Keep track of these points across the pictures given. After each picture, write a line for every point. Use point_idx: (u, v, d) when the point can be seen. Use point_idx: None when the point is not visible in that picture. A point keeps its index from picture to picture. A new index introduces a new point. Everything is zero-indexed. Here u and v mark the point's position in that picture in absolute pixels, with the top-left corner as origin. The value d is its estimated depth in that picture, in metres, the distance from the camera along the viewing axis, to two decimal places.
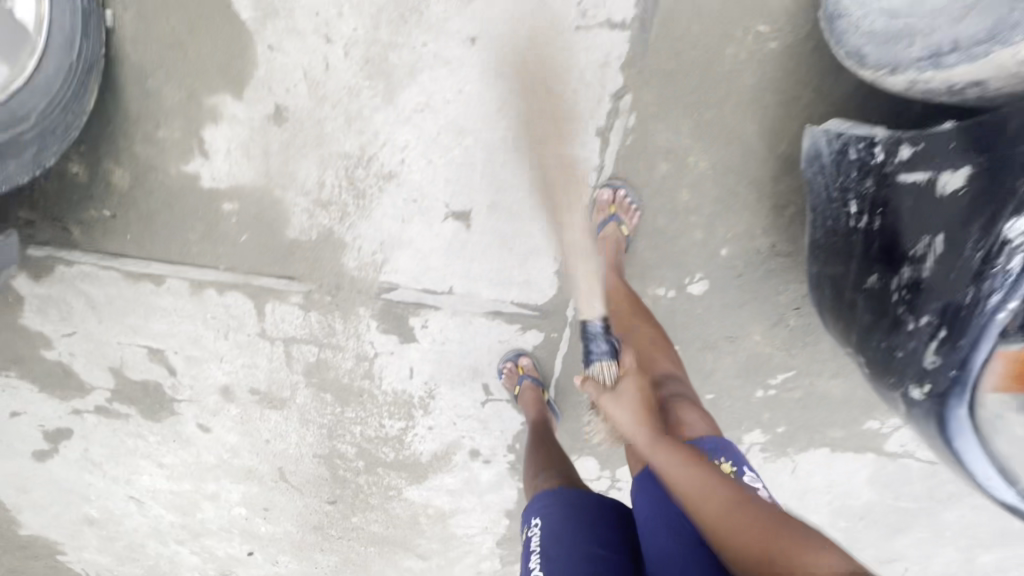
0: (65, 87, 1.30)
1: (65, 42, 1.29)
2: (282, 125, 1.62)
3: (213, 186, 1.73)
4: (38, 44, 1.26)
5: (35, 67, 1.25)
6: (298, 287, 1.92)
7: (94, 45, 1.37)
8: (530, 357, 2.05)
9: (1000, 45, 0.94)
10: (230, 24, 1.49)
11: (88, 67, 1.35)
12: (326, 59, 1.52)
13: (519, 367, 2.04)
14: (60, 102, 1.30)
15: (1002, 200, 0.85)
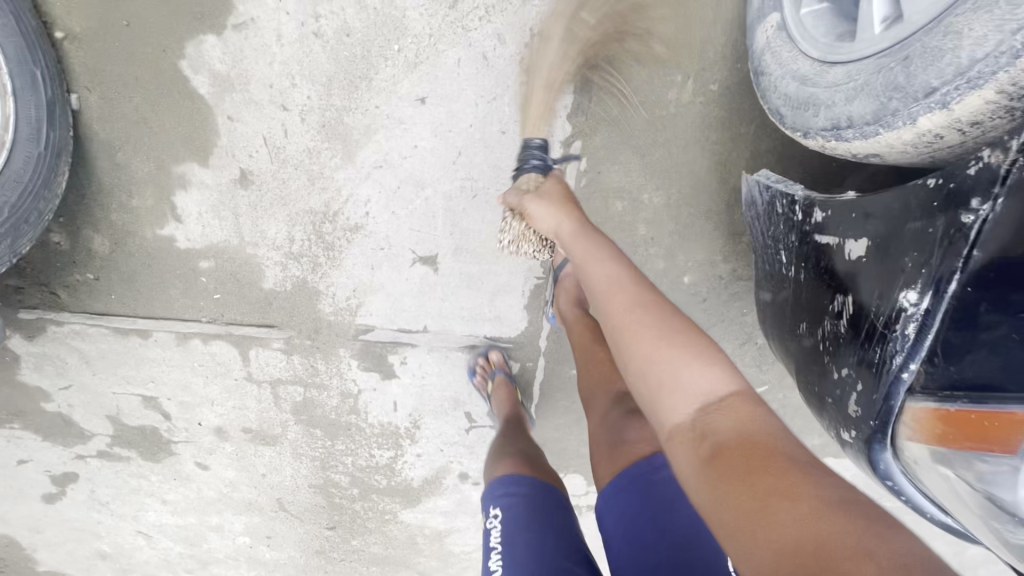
0: (36, 176, 1.38)
1: (31, 134, 1.36)
2: (248, 187, 1.68)
3: (188, 246, 1.80)
4: (5, 139, 1.34)
5: (4, 163, 1.33)
6: (279, 334, 2.00)
7: (62, 134, 1.45)
8: (500, 351, 1.98)
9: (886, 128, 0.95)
10: (189, 99, 1.54)
11: (55, 153, 1.42)
12: (284, 125, 1.58)
13: (490, 362, 1.96)
14: (31, 190, 1.38)
15: (899, 269, 0.91)
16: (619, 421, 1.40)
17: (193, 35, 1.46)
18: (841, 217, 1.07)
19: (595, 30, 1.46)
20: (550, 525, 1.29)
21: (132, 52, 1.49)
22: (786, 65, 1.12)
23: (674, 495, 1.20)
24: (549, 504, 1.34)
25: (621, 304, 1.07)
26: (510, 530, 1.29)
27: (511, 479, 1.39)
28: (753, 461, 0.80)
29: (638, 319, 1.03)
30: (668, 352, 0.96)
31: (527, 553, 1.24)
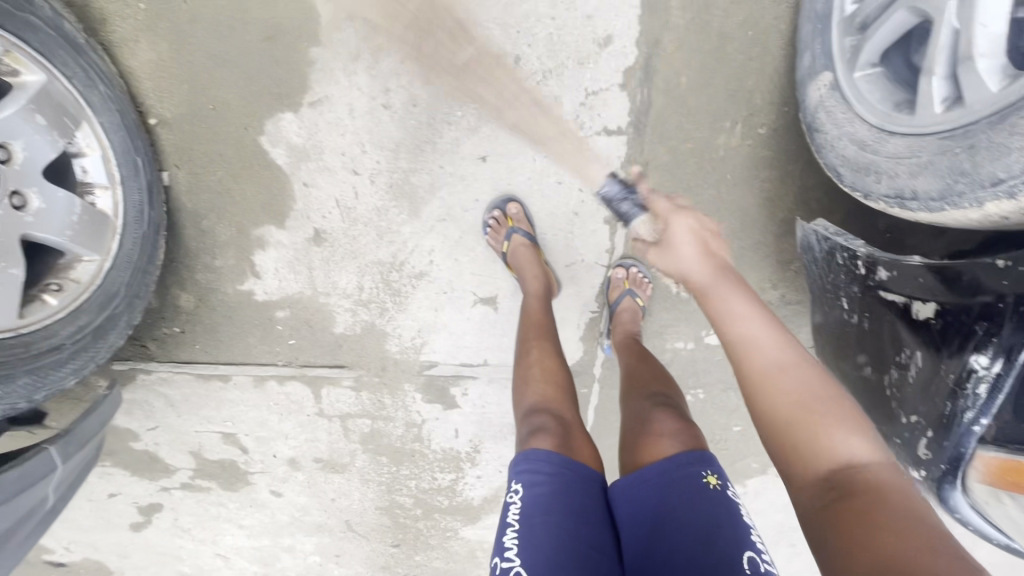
0: (142, 254, 1.47)
1: (137, 216, 1.45)
2: (321, 245, 1.81)
3: (266, 298, 1.94)
4: (117, 224, 1.40)
5: (118, 246, 1.40)
6: (349, 374, 2.12)
7: (155, 214, 1.53)
8: (520, 204, 1.69)
9: (954, 207, 0.96)
10: (268, 170, 1.66)
11: (154, 230, 1.52)
12: (355, 189, 1.69)
13: (508, 218, 1.68)
14: (139, 267, 1.46)
15: (967, 334, 1.00)
16: (644, 411, 1.41)
17: (273, 114, 1.56)
18: (903, 277, 1.16)
19: (648, 86, 1.53)
20: (573, 507, 1.20)
21: (217, 131, 1.60)
22: (841, 127, 1.19)
23: (698, 490, 1.17)
24: (574, 484, 1.25)
25: (779, 355, 1.09)
26: (532, 512, 1.19)
27: (539, 452, 1.28)
28: (891, 520, 0.84)
29: (785, 377, 1.06)
30: (821, 409, 1.01)
31: (549, 534, 1.15)
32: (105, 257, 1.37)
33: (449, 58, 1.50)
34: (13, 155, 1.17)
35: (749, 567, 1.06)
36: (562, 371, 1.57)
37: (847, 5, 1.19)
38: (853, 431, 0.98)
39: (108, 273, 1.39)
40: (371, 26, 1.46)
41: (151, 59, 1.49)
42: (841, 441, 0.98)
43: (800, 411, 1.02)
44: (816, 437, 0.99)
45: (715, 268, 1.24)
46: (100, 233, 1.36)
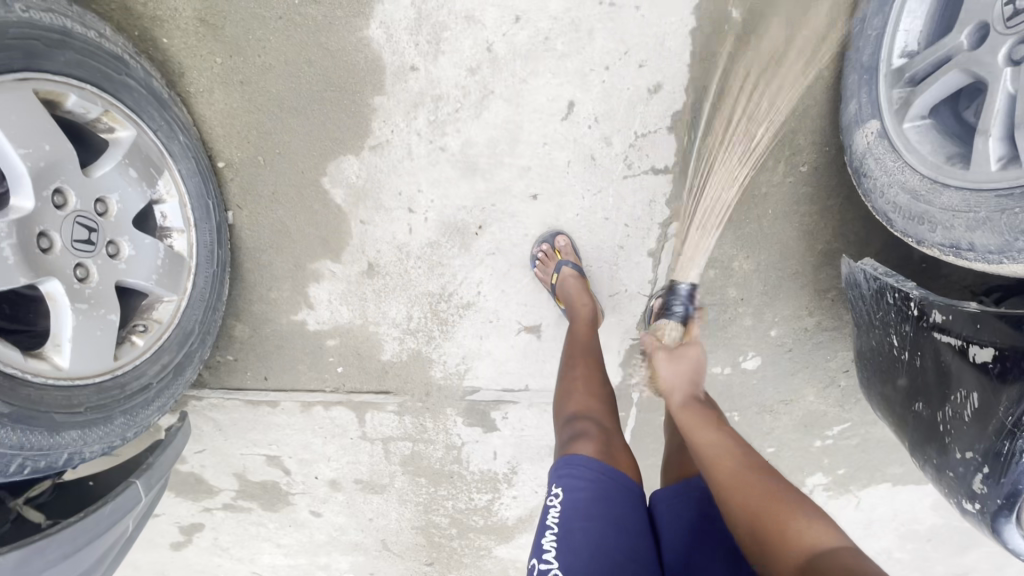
0: (211, 292, 1.53)
1: (209, 255, 1.51)
2: (374, 277, 1.87)
3: (318, 327, 2.00)
4: (192, 264, 1.46)
5: (191, 285, 1.45)
6: (394, 399, 2.18)
7: (222, 252, 1.59)
8: (567, 237, 1.74)
9: (1012, 259, 1.08)
10: (328, 209, 1.74)
11: (222, 266, 1.58)
12: (410, 225, 1.76)
13: (556, 251, 1.73)
14: (209, 303, 1.52)
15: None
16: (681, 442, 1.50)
17: (338, 156, 1.64)
18: (956, 321, 1.23)
19: (694, 129, 1.60)
20: (612, 515, 1.20)
21: (283, 173, 1.67)
22: (891, 175, 1.25)
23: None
24: (613, 492, 1.24)
25: (734, 465, 1.15)
26: (572, 519, 1.18)
27: (577, 458, 1.27)
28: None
29: (752, 483, 1.10)
30: (795, 518, 1.02)
31: (588, 542, 1.15)
32: (180, 297, 1.43)
33: (505, 104, 1.57)
34: (109, 207, 1.24)
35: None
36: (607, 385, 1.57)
37: (895, 59, 1.26)
38: (818, 530, 0.99)
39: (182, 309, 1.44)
40: (433, 75, 1.53)
41: (222, 107, 1.56)
42: (813, 535, 0.98)
43: (760, 516, 1.04)
44: (792, 522, 1.01)
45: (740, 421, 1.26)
46: (177, 273, 1.42)
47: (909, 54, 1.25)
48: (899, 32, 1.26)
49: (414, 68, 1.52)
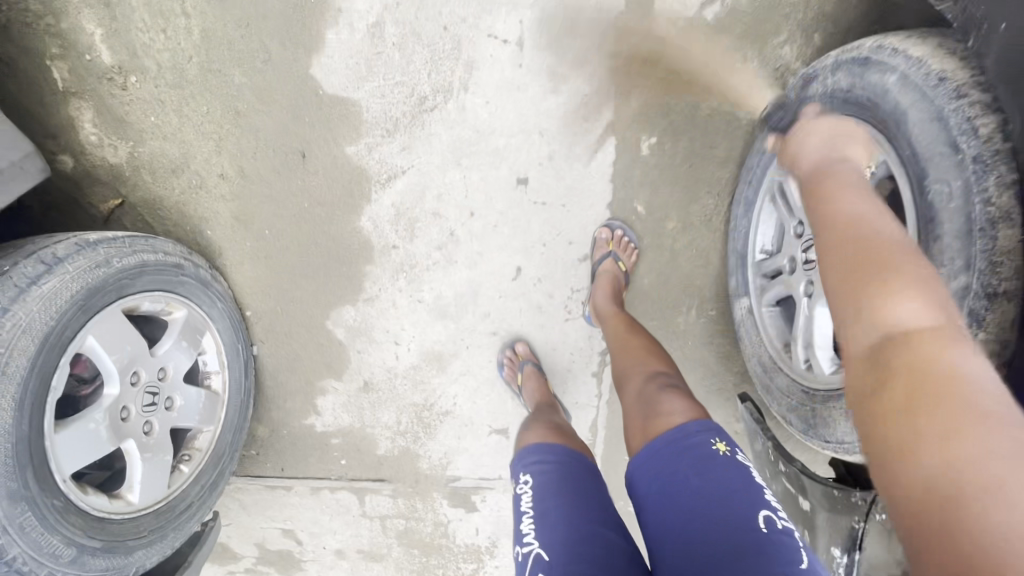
0: (237, 415, 1.96)
1: (238, 387, 1.96)
2: (369, 391, 2.29)
3: (324, 428, 2.42)
4: (224, 397, 1.90)
5: (223, 413, 1.89)
6: (388, 485, 2.57)
7: (246, 381, 2.02)
8: (526, 345, 2.03)
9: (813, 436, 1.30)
10: (333, 344, 2.17)
11: (246, 393, 2.01)
12: (396, 353, 2.18)
13: (511, 323, 1.96)
14: (235, 424, 1.95)
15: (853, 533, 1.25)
16: (654, 393, 1.30)
17: (338, 307, 2.08)
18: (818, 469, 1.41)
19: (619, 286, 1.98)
20: (579, 489, 1.21)
21: (296, 318, 2.12)
22: (755, 347, 1.60)
23: (711, 457, 1.10)
24: (579, 471, 1.27)
25: (869, 220, 0.91)
26: (542, 494, 1.21)
27: (541, 449, 1.34)
28: (925, 393, 0.69)
29: (877, 258, 0.85)
30: (891, 279, 0.82)
31: (559, 514, 1.15)
32: (215, 423, 1.87)
33: (467, 269, 1.97)
34: (167, 372, 1.68)
35: (767, 525, 1.00)
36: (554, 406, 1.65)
37: (756, 254, 1.61)
38: (909, 297, 0.79)
39: (217, 431, 1.88)
40: (409, 251, 1.94)
41: (251, 274, 2.01)
42: (891, 309, 0.79)
43: (860, 272, 0.86)
44: (871, 287, 0.82)
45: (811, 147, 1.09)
46: (213, 406, 1.86)
47: (767, 251, 1.60)
48: (758, 235, 1.60)
49: (394, 247, 1.93)
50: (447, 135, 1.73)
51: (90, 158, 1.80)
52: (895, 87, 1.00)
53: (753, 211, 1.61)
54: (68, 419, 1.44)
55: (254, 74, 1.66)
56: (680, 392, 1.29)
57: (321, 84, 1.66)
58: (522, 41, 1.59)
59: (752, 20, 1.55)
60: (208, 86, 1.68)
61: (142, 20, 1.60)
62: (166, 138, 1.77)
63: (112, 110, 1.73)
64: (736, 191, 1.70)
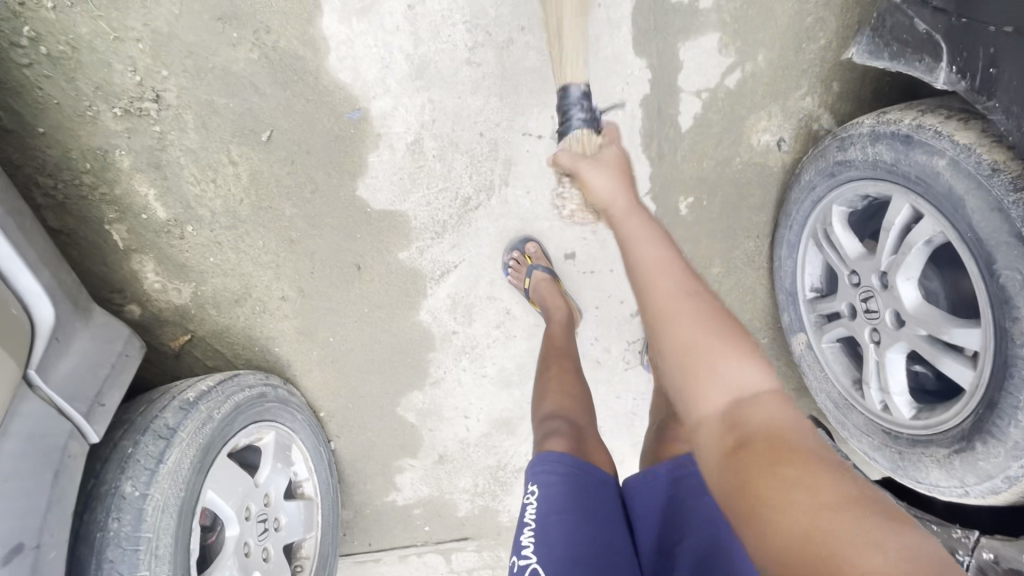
0: (330, 513, 2.02)
1: (328, 488, 2.02)
2: (445, 462, 2.37)
3: (405, 501, 2.48)
4: (316, 500, 1.96)
5: (319, 516, 1.96)
6: (472, 541, 2.60)
7: (333, 480, 2.08)
8: (537, 243, 1.80)
9: (908, 475, 1.39)
10: (405, 427, 2.25)
11: (333, 489, 2.09)
12: (466, 425, 2.26)
13: (527, 257, 1.79)
14: (331, 522, 2.02)
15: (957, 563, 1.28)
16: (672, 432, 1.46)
17: (406, 393, 2.15)
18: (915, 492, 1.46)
19: None
20: (587, 508, 1.17)
21: (367, 410, 2.19)
22: (821, 383, 1.65)
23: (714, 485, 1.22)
24: (590, 484, 1.21)
25: (684, 306, 0.97)
26: (550, 514, 1.15)
27: (555, 453, 1.24)
28: (783, 477, 0.77)
29: (720, 351, 0.93)
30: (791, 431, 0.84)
31: (566, 534, 1.11)
32: (312, 527, 1.94)
33: (526, 340, 2.05)
34: (270, 496, 1.76)
35: None
36: (580, 386, 1.55)
37: (807, 292, 1.64)
38: (744, 389, 0.89)
39: (316, 533, 1.96)
40: (470, 333, 2.02)
41: (319, 379, 2.08)
42: (737, 411, 0.88)
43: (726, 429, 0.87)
44: (720, 380, 0.91)
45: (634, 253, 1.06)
46: (309, 511, 1.93)
47: (818, 288, 1.63)
48: (806, 273, 1.63)
49: (455, 332, 2.00)
50: (494, 227, 1.79)
51: (156, 304, 1.85)
52: (947, 173, 1.08)
53: (797, 253, 1.64)
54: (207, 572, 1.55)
55: (305, 204, 1.72)
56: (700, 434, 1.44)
57: (369, 202, 1.73)
58: (556, 133, 1.65)
59: (772, 79, 1.59)
60: (261, 222, 1.74)
61: (190, 175, 1.65)
62: (226, 274, 1.83)
63: (171, 258, 1.78)
64: (775, 234, 1.73)
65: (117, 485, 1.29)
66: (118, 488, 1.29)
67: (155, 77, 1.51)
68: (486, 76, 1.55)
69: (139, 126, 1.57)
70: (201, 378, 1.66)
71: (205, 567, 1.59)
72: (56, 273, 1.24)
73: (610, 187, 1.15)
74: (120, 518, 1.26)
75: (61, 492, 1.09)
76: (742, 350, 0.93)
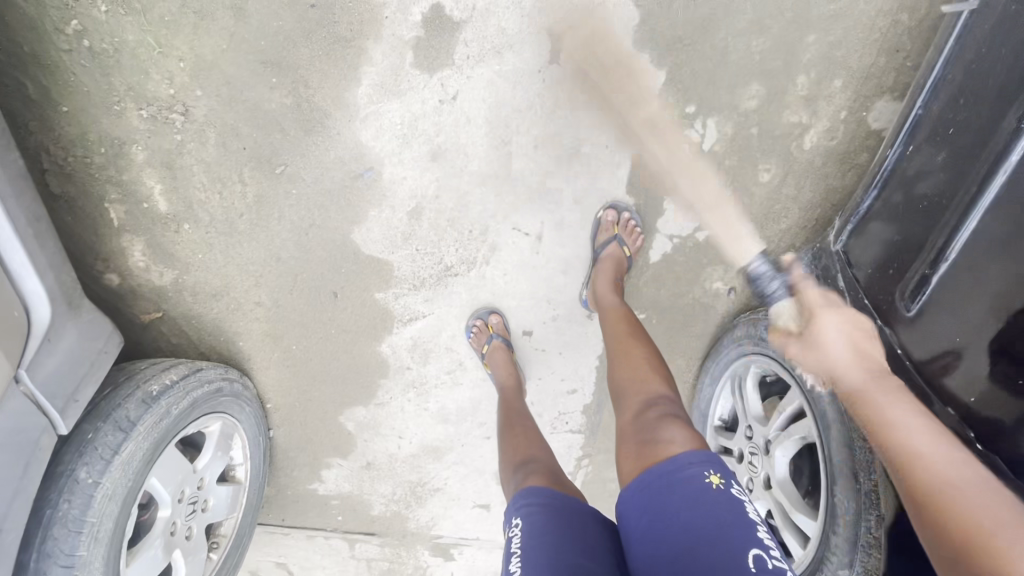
0: (254, 499, 2.17)
1: (258, 475, 2.17)
2: (371, 469, 2.42)
3: (326, 491, 2.49)
4: (246, 485, 2.10)
5: (244, 500, 2.11)
6: (377, 537, 2.58)
7: (264, 467, 2.22)
8: (500, 316, 1.95)
9: None
10: (340, 433, 2.33)
11: (263, 476, 2.23)
12: (398, 442, 2.35)
13: (489, 326, 1.94)
14: (253, 505, 2.17)
15: None
16: (654, 422, 1.27)
17: (349, 408, 2.26)
18: None
19: (599, 411, 2.19)
20: (567, 530, 1.15)
21: (310, 413, 2.28)
22: None
23: (701, 492, 1.08)
24: (567, 508, 1.21)
25: (957, 468, 1.06)
26: (531, 538, 1.14)
27: (533, 489, 1.29)
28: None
29: (991, 500, 1.00)
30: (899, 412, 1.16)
31: (546, 552, 1.09)
32: (236, 507, 2.09)
33: (470, 389, 2.23)
34: (204, 479, 1.89)
35: (756, 564, 0.97)
36: (534, 432, 1.65)
37: (714, 420, 1.89)
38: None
39: (239, 515, 2.11)
40: (421, 371, 2.17)
41: (274, 376, 2.17)
42: (1017, 557, 0.91)
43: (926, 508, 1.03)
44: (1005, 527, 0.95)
45: (633, 418, 1.33)
46: (237, 495, 2.08)
47: (724, 420, 1.89)
48: (716, 407, 1.88)
49: (408, 367, 2.15)
50: (467, 293, 1.94)
51: (136, 278, 1.91)
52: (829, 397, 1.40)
53: (714, 387, 1.87)
54: (137, 546, 1.72)
55: (299, 232, 1.84)
56: (682, 422, 1.26)
57: (361, 245, 1.86)
58: (542, 235, 1.81)
59: (737, 243, 1.78)
60: (254, 236, 1.84)
61: (199, 181, 1.74)
62: (210, 270, 1.91)
63: (161, 246, 1.86)
64: (703, 365, 1.95)
65: (72, 469, 1.42)
66: (73, 471, 1.42)
67: (188, 93, 1.62)
68: (494, 174, 1.71)
69: (162, 130, 1.66)
70: (168, 366, 1.79)
71: (135, 541, 1.75)
72: (57, 275, 1.34)
73: (636, 360, 1.48)
74: (69, 501, 1.40)
75: (26, 481, 1.23)
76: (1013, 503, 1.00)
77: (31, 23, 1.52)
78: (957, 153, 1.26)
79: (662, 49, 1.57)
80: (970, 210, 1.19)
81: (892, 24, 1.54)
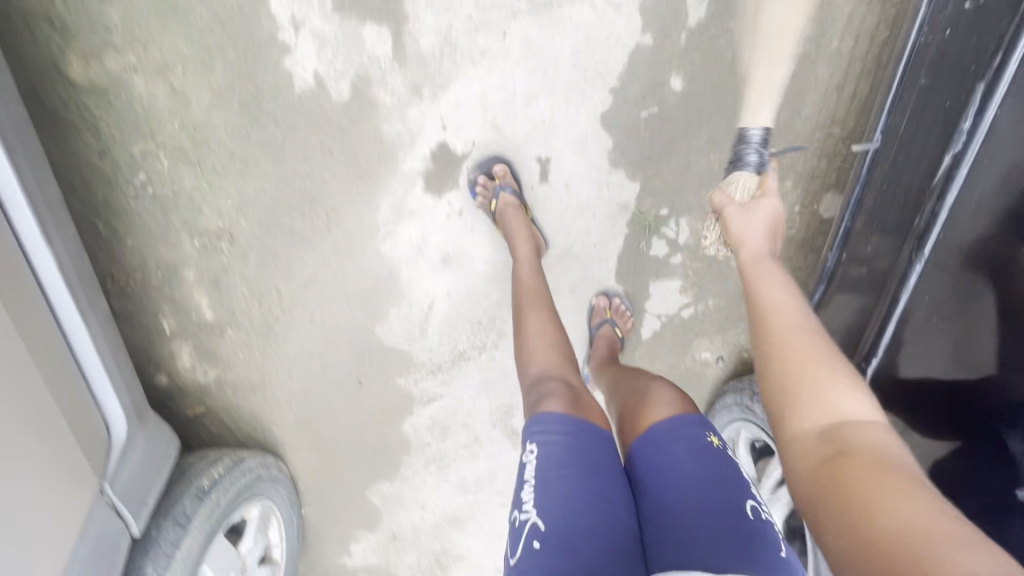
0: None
1: (292, 552, 2.32)
2: (396, 541, 2.55)
3: (354, 565, 2.60)
4: (281, 562, 2.24)
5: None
6: None
7: (297, 543, 2.37)
8: (606, 299, 1.94)
9: None
10: (367, 508, 2.48)
11: (296, 551, 2.38)
12: (421, 513, 2.49)
13: (606, 309, 1.92)
14: None
15: None
16: (647, 389, 1.42)
17: (375, 483, 2.43)
18: None
19: None
20: (589, 463, 1.21)
21: (339, 490, 2.44)
22: None
23: (703, 446, 1.21)
24: (588, 442, 1.26)
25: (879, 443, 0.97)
26: (553, 466, 1.20)
27: (552, 415, 1.30)
28: (866, 470, 0.90)
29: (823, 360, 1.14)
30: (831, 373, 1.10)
31: (567, 485, 1.17)
32: None
33: (487, 460, 2.38)
34: (246, 562, 2.05)
35: (752, 513, 1.12)
36: None
37: None
38: (852, 396, 1.07)
39: None
40: (441, 446, 2.34)
41: (306, 458, 2.35)
42: (836, 404, 1.06)
43: (846, 465, 0.93)
44: (824, 385, 1.09)
45: (627, 398, 1.47)
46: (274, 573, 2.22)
47: None
48: None
49: (428, 443, 2.33)
50: (479, 374, 2.15)
51: (184, 378, 2.14)
52: None
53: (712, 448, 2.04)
54: None
55: (328, 330, 2.07)
56: (673, 387, 1.42)
57: (383, 338, 2.08)
58: None
59: (718, 318, 1.99)
60: (289, 337, 2.08)
61: (241, 293, 2.00)
62: (249, 367, 2.13)
63: (207, 349, 2.09)
64: None
65: (141, 565, 1.61)
66: (141, 567, 1.60)
67: (233, 223, 1.89)
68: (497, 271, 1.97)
69: (211, 254, 1.93)
70: (215, 458, 1.99)
71: None
72: (132, 395, 1.58)
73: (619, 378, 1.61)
74: None
75: None
76: (840, 363, 1.15)
77: (105, 176, 1.82)
78: (892, 237, 1.62)
79: (635, 164, 1.83)
80: (895, 303, 1.60)
81: (828, 135, 1.79)
